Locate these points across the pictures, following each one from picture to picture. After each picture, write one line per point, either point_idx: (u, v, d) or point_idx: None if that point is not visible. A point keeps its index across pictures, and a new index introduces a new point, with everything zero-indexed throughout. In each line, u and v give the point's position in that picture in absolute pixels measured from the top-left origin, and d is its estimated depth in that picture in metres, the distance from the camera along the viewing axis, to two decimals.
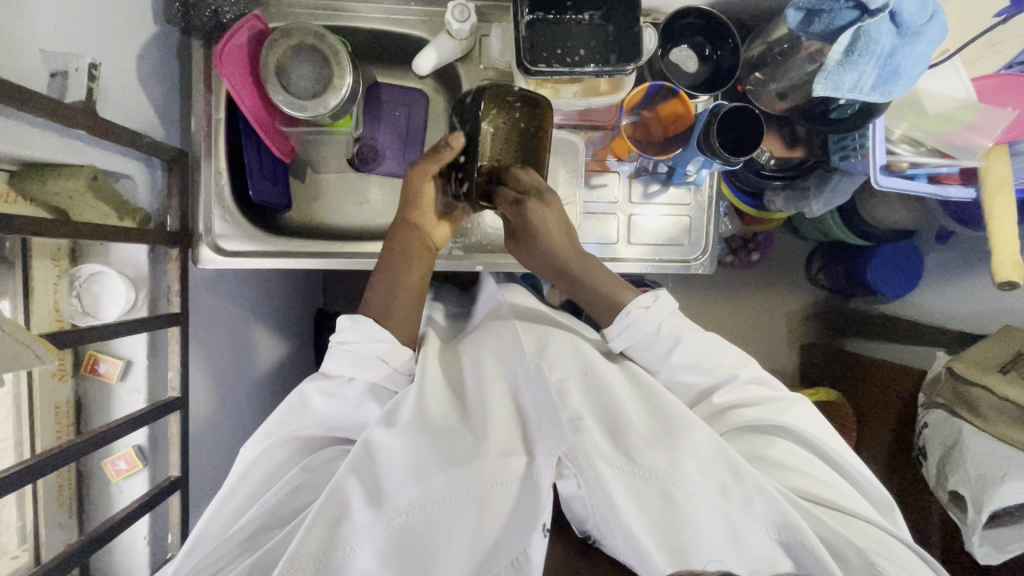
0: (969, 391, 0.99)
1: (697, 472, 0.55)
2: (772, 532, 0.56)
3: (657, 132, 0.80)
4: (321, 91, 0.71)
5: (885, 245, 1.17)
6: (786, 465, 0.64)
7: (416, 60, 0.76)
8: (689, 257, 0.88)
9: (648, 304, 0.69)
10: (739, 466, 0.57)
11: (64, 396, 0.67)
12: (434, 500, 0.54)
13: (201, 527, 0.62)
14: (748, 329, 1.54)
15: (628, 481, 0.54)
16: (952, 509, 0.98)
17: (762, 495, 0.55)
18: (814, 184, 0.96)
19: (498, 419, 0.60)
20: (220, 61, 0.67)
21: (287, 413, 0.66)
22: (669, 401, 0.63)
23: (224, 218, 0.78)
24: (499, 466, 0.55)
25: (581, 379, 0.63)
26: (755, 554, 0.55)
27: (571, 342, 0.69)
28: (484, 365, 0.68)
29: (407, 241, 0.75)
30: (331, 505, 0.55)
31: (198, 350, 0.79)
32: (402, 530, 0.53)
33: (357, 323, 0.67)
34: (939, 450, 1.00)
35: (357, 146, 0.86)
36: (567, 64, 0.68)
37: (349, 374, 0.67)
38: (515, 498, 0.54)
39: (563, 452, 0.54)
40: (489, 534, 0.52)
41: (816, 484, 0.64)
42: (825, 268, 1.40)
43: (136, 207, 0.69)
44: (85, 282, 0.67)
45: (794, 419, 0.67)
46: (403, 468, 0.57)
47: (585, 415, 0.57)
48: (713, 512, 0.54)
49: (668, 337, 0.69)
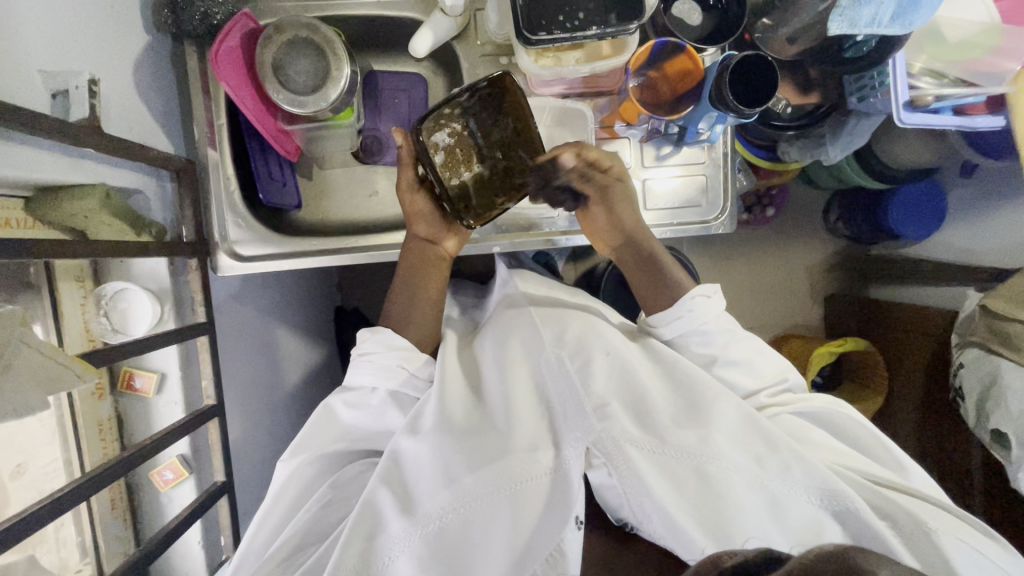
0: (1005, 327, 0.98)
1: (729, 447, 0.55)
2: (816, 500, 0.54)
3: (666, 92, 0.78)
4: (320, 84, 0.69)
5: (908, 186, 1.16)
6: (838, 451, 0.64)
7: (413, 41, 0.73)
8: (708, 217, 0.86)
9: (710, 293, 0.72)
10: (772, 438, 0.57)
11: (105, 413, 0.67)
12: (467, 502, 0.54)
13: (239, 550, 0.64)
14: (767, 287, 1.54)
15: (659, 461, 0.54)
16: (995, 448, 1.00)
17: (800, 464, 0.55)
18: (829, 133, 0.97)
19: (526, 414, 0.60)
20: (217, 66, 0.66)
21: (314, 430, 0.67)
22: (693, 376, 0.64)
23: (238, 223, 0.77)
24: (531, 460, 0.55)
25: (604, 361, 0.64)
26: (799, 525, 0.53)
27: (589, 326, 0.70)
28: (509, 356, 0.67)
29: (418, 254, 0.76)
30: (365, 518, 0.56)
31: (227, 358, 0.79)
32: (437, 534, 0.54)
33: (377, 334, 0.69)
34: (978, 389, 1.02)
35: (360, 138, 0.85)
36: (568, 31, 0.66)
37: (373, 384, 0.68)
38: (543, 493, 0.54)
39: (591, 441, 0.54)
40: (523, 531, 0.53)
41: (865, 467, 0.63)
42: (845, 217, 1.40)
43: (149, 221, 0.69)
44: (111, 300, 0.67)
45: (829, 407, 0.69)
46: (432, 471, 0.58)
47: (610, 400, 0.57)
48: (752, 485, 0.54)
49: (724, 328, 0.72)
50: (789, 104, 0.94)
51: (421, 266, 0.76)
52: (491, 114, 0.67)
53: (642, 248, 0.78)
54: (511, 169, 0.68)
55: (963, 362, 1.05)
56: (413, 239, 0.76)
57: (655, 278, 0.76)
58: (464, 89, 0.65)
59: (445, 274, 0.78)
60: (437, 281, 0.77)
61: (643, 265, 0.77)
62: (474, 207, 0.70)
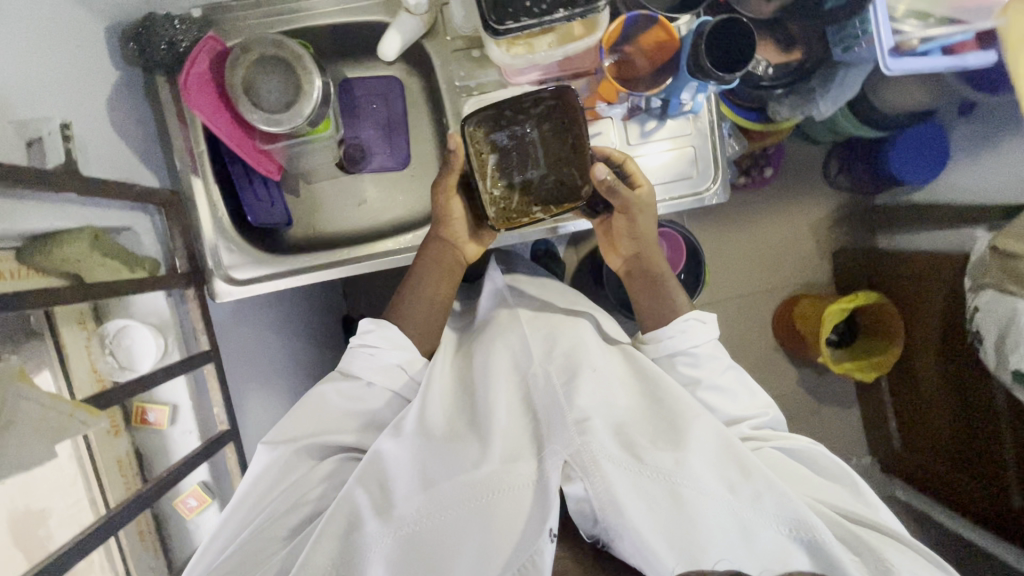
0: (1016, 265, 0.96)
1: (704, 470, 0.55)
2: (782, 527, 0.56)
3: (644, 66, 0.76)
4: (293, 99, 0.68)
5: (909, 130, 1.17)
6: (812, 485, 0.65)
7: (381, 45, 0.72)
8: (700, 188, 0.84)
9: (704, 320, 0.73)
10: (748, 463, 0.58)
11: (123, 450, 0.68)
12: (444, 507, 0.55)
13: (212, 533, 0.64)
14: (773, 249, 1.52)
15: (635, 479, 0.54)
16: (1018, 389, 0.98)
17: (771, 491, 0.56)
18: (818, 86, 0.95)
19: (511, 428, 0.61)
20: (186, 90, 0.66)
21: (300, 418, 0.67)
22: (676, 393, 0.64)
23: (230, 248, 0.77)
24: (506, 472, 0.56)
25: (587, 375, 0.63)
26: (765, 549, 0.55)
27: (574, 339, 0.71)
28: (496, 368, 0.68)
29: (438, 253, 0.77)
30: (341, 512, 0.58)
31: (236, 382, 0.80)
32: (412, 539, 0.54)
33: (383, 328, 0.71)
34: (996, 329, 1.00)
35: (343, 148, 0.85)
36: (535, 16, 0.65)
37: (370, 380, 0.70)
38: (520, 504, 0.54)
39: (569, 454, 0.54)
40: (499, 546, 0.51)
41: (840, 501, 0.63)
42: (845, 167, 1.41)
43: (142, 256, 0.69)
44: (115, 338, 0.68)
45: (809, 445, 0.69)
46: (412, 476, 0.59)
47: (591, 416, 0.58)
48: (722, 509, 0.54)
49: (715, 355, 0.72)
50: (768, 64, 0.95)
51: (439, 266, 0.77)
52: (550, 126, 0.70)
53: (653, 264, 0.79)
54: (558, 181, 0.71)
55: (979, 306, 1.04)
56: (437, 238, 0.77)
57: (656, 296, 0.77)
58: (534, 96, 0.68)
59: (458, 277, 0.79)
60: (451, 283, 0.78)
61: (653, 280, 0.78)
62: (511, 213, 0.72)
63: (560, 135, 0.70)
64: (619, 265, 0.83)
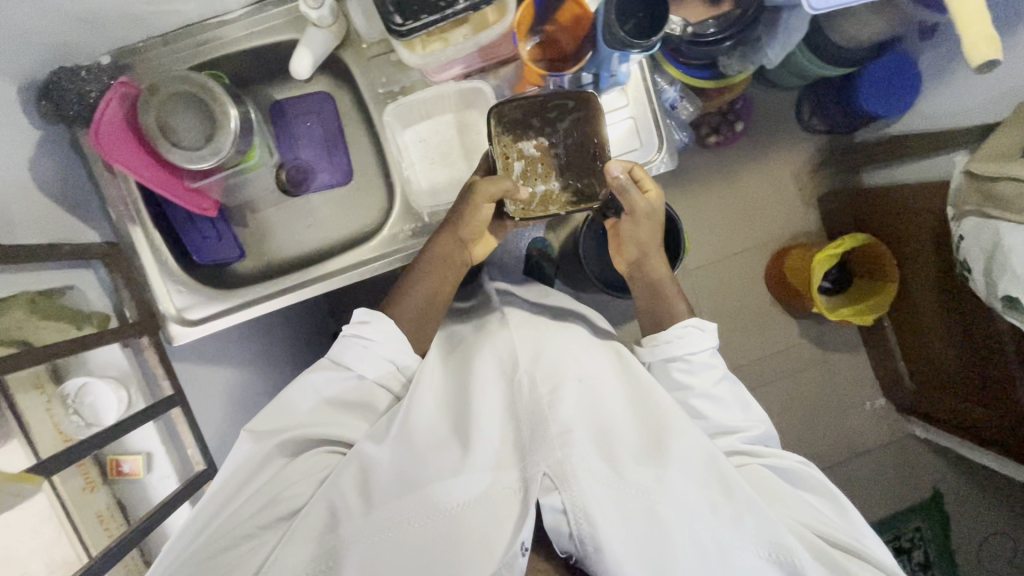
0: (994, 187, 0.93)
1: (680, 487, 0.60)
2: (752, 546, 0.60)
3: (566, 42, 0.74)
4: (212, 133, 0.67)
5: (875, 65, 1.13)
6: (792, 500, 0.68)
7: (292, 65, 0.70)
8: (648, 159, 0.80)
9: (701, 329, 0.74)
10: (727, 481, 0.61)
11: (103, 504, 0.66)
12: (424, 511, 0.57)
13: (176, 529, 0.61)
14: (757, 201, 1.47)
15: (613, 494, 0.58)
16: (1014, 317, 0.94)
17: (750, 513, 0.60)
18: (764, 33, 0.95)
19: (496, 438, 0.63)
20: (99, 141, 0.66)
21: (284, 410, 0.67)
22: (662, 402, 0.67)
23: (180, 290, 0.77)
24: (489, 482, 0.59)
25: (575, 387, 0.67)
26: (734, 563, 0.59)
27: (562, 346, 0.73)
28: (480, 374, 0.69)
29: (450, 249, 0.75)
30: (317, 516, 0.59)
31: (211, 421, 0.81)
32: (391, 542, 0.56)
33: (378, 320, 0.70)
34: (983, 257, 0.96)
35: (283, 172, 0.85)
36: (440, 10, 0.62)
37: (360, 372, 0.69)
38: (498, 511, 0.57)
39: (550, 467, 0.57)
40: (476, 544, 0.55)
41: (819, 520, 0.66)
42: (816, 110, 1.37)
43: (88, 312, 0.68)
44: (76, 397, 0.67)
45: (799, 464, 0.72)
46: (393, 479, 0.60)
47: (573, 427, 0.61)
48: (695, 524, 0.58)
49: (712, 363, 0.74)
50: (711, 22, 0.93)
51: (445, 260, 0.75)
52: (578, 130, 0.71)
53: (651, 267, 0.81)
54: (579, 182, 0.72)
55: (965, 232, 1.00)
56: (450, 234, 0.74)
57: (655, 297, 0.81)
58: (568, 97, 0.69)
59: (461, 273, 0.78)
60: (455, 277, 0.76)
61: (653, 283, 0.81)
62: (531, 207, 0.72)
63: (582, 139, 0.72)
64: (622, 266, 0.86)
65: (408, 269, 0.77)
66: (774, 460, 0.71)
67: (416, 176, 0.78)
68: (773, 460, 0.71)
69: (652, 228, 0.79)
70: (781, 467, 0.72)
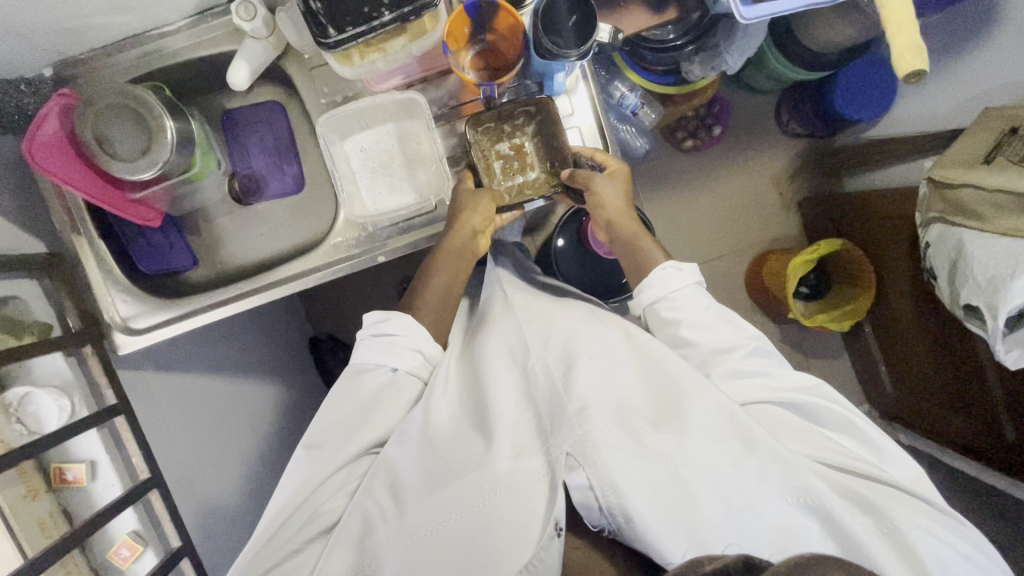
0: (957, 194, 0.90)
1: (705, 448, 0.57)
2: (789, 498, 0.57)
3: (506, 51, 0.75)
4: (149, 145, 0.68)
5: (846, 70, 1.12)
6: (824, 441, 0.64)
7: (228, 75, 0.72)
8: None
9: (679, 266, 0.74)
10: (752, 436, 0.58)
11: (45, 511, 0.66)
12: (446, 510, 0.57)
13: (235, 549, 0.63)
14: (736, 207, 1.46)
15: (639, 464, 0.55)
16: (972, 324, 0.91)
17: (774, 462, 0.57)
18: (723, 37, 0.94)
19: (513, 422, 0.62)
20: (31, 157, 0.65)
21: (321, 417, 0.67)
22: (672, 368, 0.64)
23: (124, 298, 0.78)
24: (511, 468, 0.57)
25: (583, 362, 0.64)
26: (772, 519, 0.56)
27: (570, 326, 0.72)
28: (491, 363, 0.70)
29: (461, 241, 0.74)
30: (351, 527, 0.59)
31: (164, 427, 0.80)
32: (420, 541, 0.56)
33: (399, 317, 0.71)
34: (947, 267, 0.93)
35: (235, 181, 0.86)
36: (367, 21, 0.62)
37: (392, 365, 0.70)
38: (524, 498, 0.56)
39: (572, 446, 0.56)
40: (508, 531, 0.54)
41: (852, 458, 0.62)
42: (795, 112, 1.36)
43: (30, 322, 0.68)
44: (20, 405, 0.66)
45: (826, 401, 0.68)
46: (417, 478, 0.60)
47: (591, 403, 0.59)
48: (727, 485, 0.56)
49: (696, 298, 0.73)
50: (670, 25, 0.93)
51: (456, 252, 0.74)
52: (546, 129, 0.78)
53: (626, 226, 0.79)
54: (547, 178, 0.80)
55: (931, 241, 0.97)
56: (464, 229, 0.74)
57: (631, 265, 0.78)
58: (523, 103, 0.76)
59: (471, 265, 0.77)
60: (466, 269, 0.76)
61: (628, 238, 0.78)
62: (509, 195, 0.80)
63: (548, 138, 0.78)
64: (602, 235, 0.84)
65: (422, 264, 0.77)
66: (799, 403, 0.68)
67: (360, 185, 0.79)
68: (797, 403, 0.68)
69: (618, 190, 0.78)
70: (803, 407, 0.69)
